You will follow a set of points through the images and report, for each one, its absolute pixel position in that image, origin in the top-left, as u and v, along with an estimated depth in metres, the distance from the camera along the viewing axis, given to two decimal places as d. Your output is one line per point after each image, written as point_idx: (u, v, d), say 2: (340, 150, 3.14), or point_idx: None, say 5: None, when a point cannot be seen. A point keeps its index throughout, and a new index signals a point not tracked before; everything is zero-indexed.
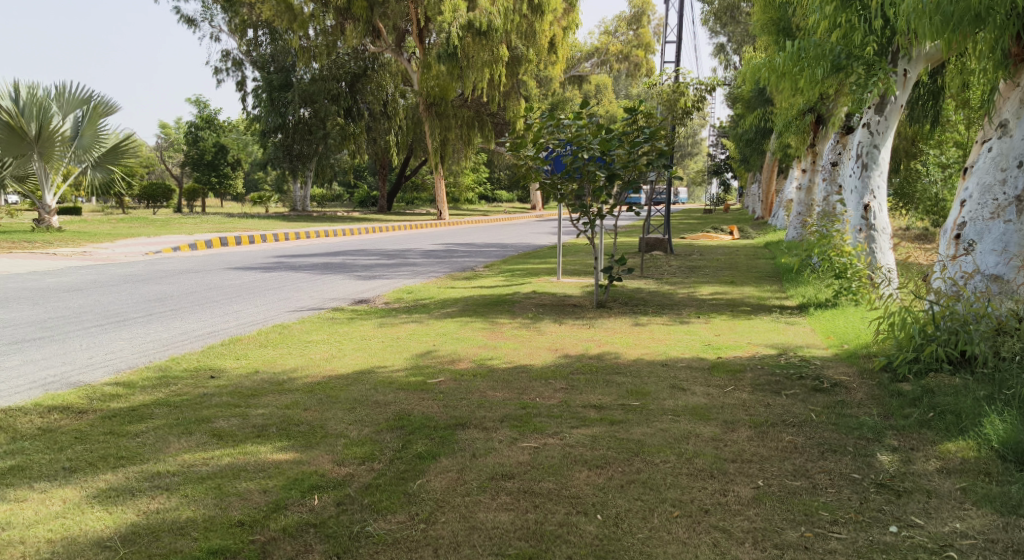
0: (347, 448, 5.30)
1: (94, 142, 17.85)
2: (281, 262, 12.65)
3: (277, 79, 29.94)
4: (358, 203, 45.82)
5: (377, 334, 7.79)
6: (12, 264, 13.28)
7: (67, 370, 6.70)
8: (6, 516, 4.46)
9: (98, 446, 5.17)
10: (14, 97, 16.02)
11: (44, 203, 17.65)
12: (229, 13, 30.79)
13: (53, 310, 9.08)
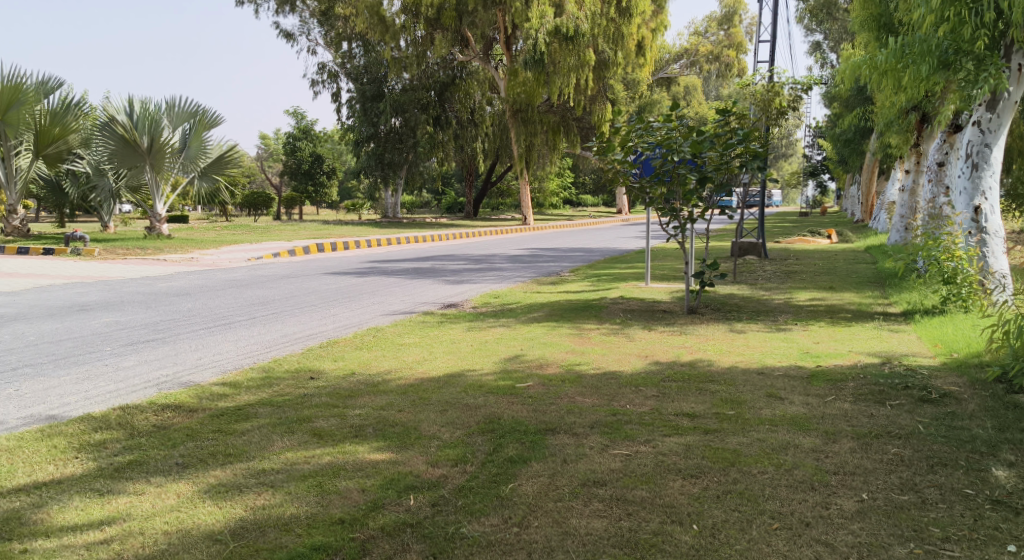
0: (440, 450, 5.37)
1: (201, 153, 18.59)
2: (374, 267, 12.89)
3: (369, 90, 30.17)
4: (445, 210, 46.49)
5: (467, 337, 7.87)
6: (124, 269, 13.88)
7: (179, 370, 6.94)
8: (127, 508, 4.64)
9: (207, 443, 5.35)
10: (130, 111, 16.82)
11: (155, 212, 18.48)
12: (325, 27, 32.37)
13: (164, 313, 9.44)
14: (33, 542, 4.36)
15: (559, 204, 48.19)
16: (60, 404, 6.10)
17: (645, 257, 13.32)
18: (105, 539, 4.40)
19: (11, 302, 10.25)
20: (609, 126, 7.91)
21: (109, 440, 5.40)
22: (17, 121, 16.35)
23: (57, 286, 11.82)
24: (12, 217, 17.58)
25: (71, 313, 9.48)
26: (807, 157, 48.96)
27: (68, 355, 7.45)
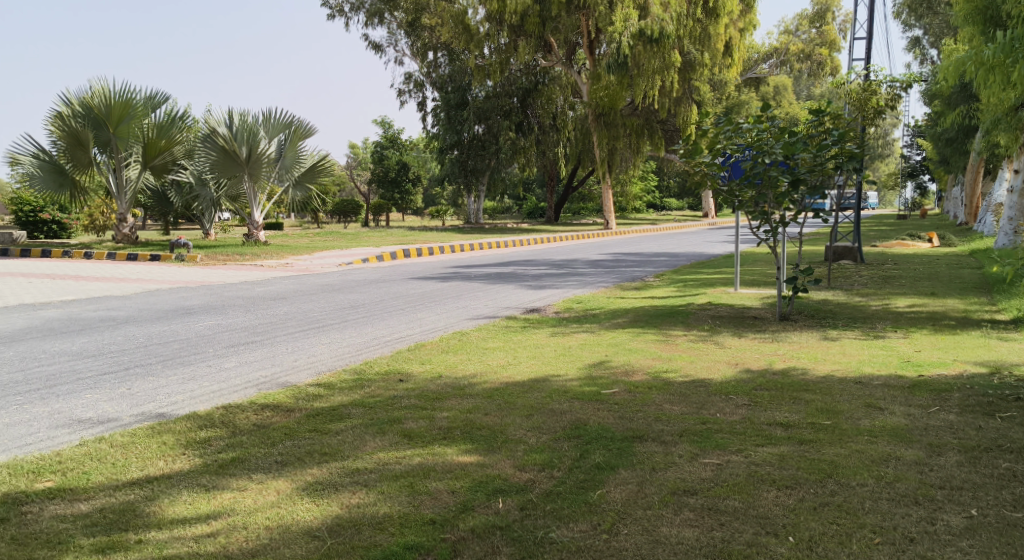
0: (527, 455, 5.37)
1: (295, 163, 19.72)
2: (458, 272, 13.01)
3: (453, 98, 30.85)
4: (528, 214, 46.80)
5: (551, 342, 7.86)
6: (223, 276, 14.36)
7: (276, 372, 7.19)
8: (230, 503, 4.74)
9: (304, 443, 5.48)
10: (230, 124, 18.22)
11: (254, 220, 20.05)
12: (412, 38, 33.06)
13: (261, 317, 9.75)
14: (145, 532, 4.49)
15: (643, 208, 48.00)
16: (169, 402, 6.34)
17: (734, 262, 13.10)
18: (211, 532, 4.50)
19: (120, 307, 10.74)
20: (697, 128, 7.82)
21: (212, 437, 5.56)
22: (126, 134, 18.26)
23: (161, 291, 12.33)
24: (124, 225, 19.81)
25: (174, 318, 9.87)
26: (904, 157, 47.42)
27: (173, 356, 7.77)
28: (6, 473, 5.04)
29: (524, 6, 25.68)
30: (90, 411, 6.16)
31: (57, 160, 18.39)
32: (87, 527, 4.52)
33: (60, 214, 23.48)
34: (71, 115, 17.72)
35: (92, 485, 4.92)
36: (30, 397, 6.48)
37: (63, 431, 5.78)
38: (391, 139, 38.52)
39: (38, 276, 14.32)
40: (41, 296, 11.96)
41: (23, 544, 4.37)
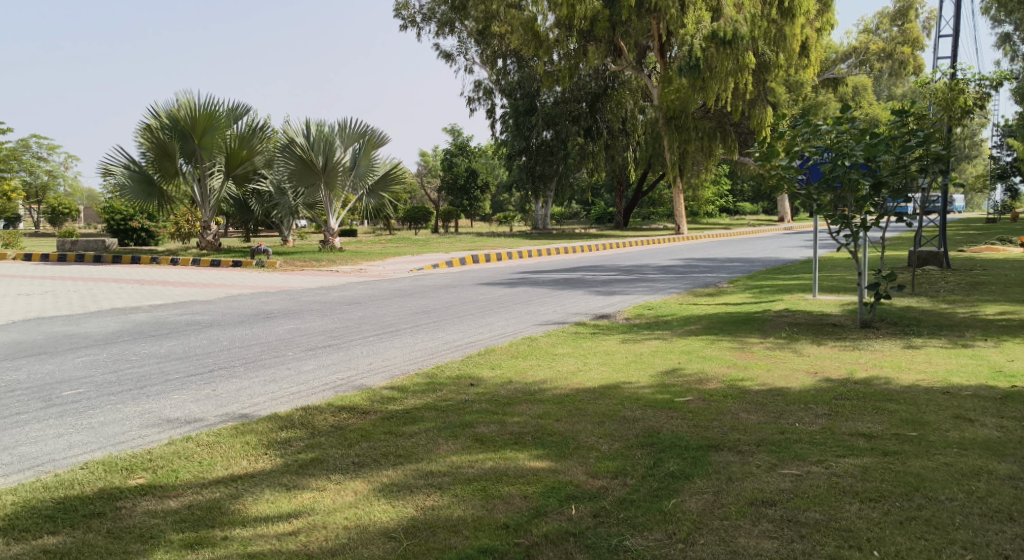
0: (599, 461, 5.30)
1: (369, 171, 20.29)
2: (526, 278, 13.01)
3: (521, 105, 30.67)
4: (597, 219, 46.83)
5: (622, 348, 7.79)
6: (300, 281, 14.63)
7: (353, 375, 7.46)
8: (309, 503, 4.80)
9: (379, 445, 5.57)
10: (307, 134, 19.12)
11: (328, 225, 20.70)
12: (483, 45, 33.39)
13: (337, 321, 9.95)
14: (230, 529, 4.56)
15: (715, 213, 47.55)
16: (251, 403, 6.65)
17: (812, 267, 12.82)
18: (292, 530, 4.54)
19: (202, 312, 11.02)
20: (774, 131, 7.70)
21: (292, 438, 5.71)
22: (211, 145, 19.08)
23: (242, 296, 12.62)
24: (208, 232, 20.53)
25: (253, 322, 10.09)
26: (993, 157, 45.95)
27: (254, 359, 8.13)
28: (99, 468, 5.23)
29: (593, 11, 25.74)
30: (178, 411, 6.48)
31: (148, 170, 19.39)
32: (175, 522, 4.61)
33: (148, 222, 24.01)
34: (158, 127, 18.66)
35: (180, 482, 5.06)
36: (123, 398, 6.83)
37: (153, 430, 6.07)
38: (460, 146, 38.79)
39: (125, 281, 14.85)
40: (130, 300, 12.34)
41: (116, 538, 4.48)
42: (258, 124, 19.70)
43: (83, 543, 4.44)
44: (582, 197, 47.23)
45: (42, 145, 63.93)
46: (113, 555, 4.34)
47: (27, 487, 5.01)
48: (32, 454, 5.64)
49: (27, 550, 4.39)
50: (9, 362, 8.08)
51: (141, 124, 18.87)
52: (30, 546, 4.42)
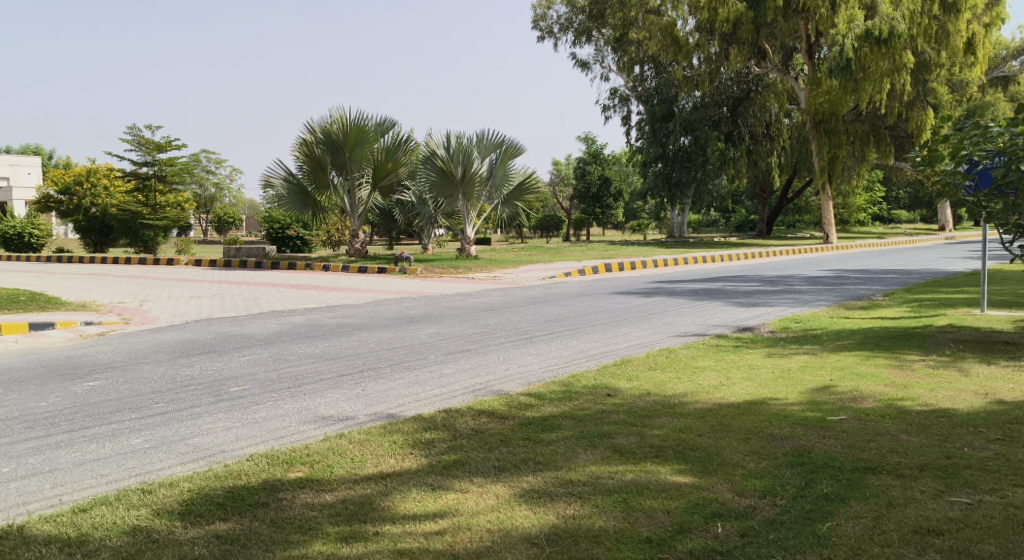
0: (746, 480, 5.05)
1: (505, 181, 20.39)
2: (663, 287, 12.73)
3: (659, 110, 30.89)
4: (737, 228, 46.01)
5: (767, 363, 7.47)
6: (439, 287, 14.81)
7: (490, 380, 7.44)
8: (453, 504, 4.81)
9: (519, 450, 5.52)
10: (448, 145, 19.47)
11: (465, 234, 20.96)
12: (620, 52, 33.01)
13: (475, 327, 9.98)
14: (381, 525, 4.59)
15: (867, 222, 45.75)
16: (397, 404, 6.77)
17: (979, 280, 12.06)
18: (439, 530, 4.54)
19: (349, 315, 11.24)
20: (939, 134, 7.28)
21: (436, 439, 5.77)
22: (360, 157, 19.82)
23: (386, 300, 12.83)
24: (356, 240, 21.16)
25: (396, 326, 10.22)
26: None
27: (399, 361, 8.26)
28: (263, 461, 5.39)
29: (737, 14, 25.23)
30: (332, 409, 6.65)
31: (302, 181, 20.30)
32: (331, 516, 4.68)
33: (303, 230, 24.83)
34: (313, 142, 19.56)
35: (335, 477, 5.16)
36: (282, 395, 7.05)
37: (309, 426, 6.24)
38: (594, 154, 38.85)
39: (281, 285, 15.41)
40: (286, 302, 12.75)
41: (278, 528, 4.56)
42: (403, 137, 20.24)
43: (249, 530, 4.53)
44: (723, 205, 46.36)
45: (206, 158, 67.65)
46: (276, 543, 4.42)
47: (200, 475, 5.18)
48: (203, 445, 5.82)
49: (199, 534, 4.49)
50: (179, 358, 8.43)
51: (298, 139, 19.85)
52: (201, 531, 4.53)
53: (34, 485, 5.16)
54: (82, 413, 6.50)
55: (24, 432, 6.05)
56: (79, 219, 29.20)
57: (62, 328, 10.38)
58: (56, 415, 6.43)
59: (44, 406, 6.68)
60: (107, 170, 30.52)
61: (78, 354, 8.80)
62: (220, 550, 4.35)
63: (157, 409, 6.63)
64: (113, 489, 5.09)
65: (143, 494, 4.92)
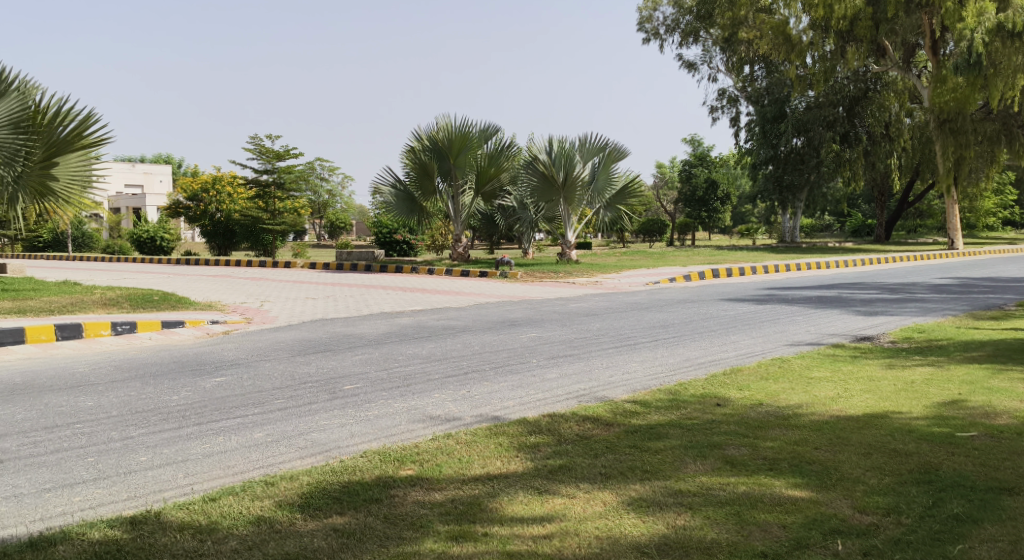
0: (868, 496, 4.82)
1: (608, 185, 20.29)
2: (775, 294, 12.35)
3: (770, 111, 30.30)
4: (854, 232, 44.62)
5: (887, 374, 7.15)
6: (540, 292, 14.76)
7: (594, 386, 7.33)
8: (561, 509, 4.73)
9: (626, 457, 5.40)
10: (550, 150, 19.44)
11: (567, 239, 20.89)
12: (727, 53, 33.18)
13: (579, 332, 9.88)
14: (490, 526, 4.54)
15: (995, 227, 43.70)
16: (501, 406, 6.72)
17: None
18: (547, 534, 4.47)
19: (454, 317, 11.28)
20: None
21: (540, 443, 5.70)
22: (464, 164, 20.02)
23: (488, 304, 12.82)
24: (459, 244, 21.32)
25: (500, 329, 10.19)
26: None
27: (503, 363, 8.23)
28: (375, 458, 5.42)
29: (854, 10, 24.41)
30: (439, 409, 6.65)
31: (409, 188, 20.57)
32: (441, 515, 4.66)
33: (410, 234, 25.21)
34: (420, 149, 19.85)
35: (443, 477, 5.14)
36: (391, 394, 7.09)
37: (418, 425, 6.24)
38: (700, 156, 38.39)
39: (388, 288, 15.60)
40: (395, 304, 12.93)
41: (391, 523, 4.56)
42: (506, 143, 20.29)
43: (364, 525, 4.55)
44: (838, 208, 45.14)
45: (322, 167, 69.55)
46: (391, 539, 4.41)
47: (317, 470, 5.23)
48: (320, 441, 5.89)
49: (318, 527, 4.53)
50: (296, 356, 8.59)
51: (406, 146, 20.20)
52: (319, 524, 4.56)
53: (168, 474, 5.29)
54: (209, 407, 6.67)
55: (157, 424, 6.22)
56: (206, 224, 30.45)
57: (191, 326, 10.71)
58: (186, 408, 6.62)
59: (176, 399, 6.88)
60: (230, 177, 31.74)
61: (205, 350, 9.07)
62: (337, 544, 4.36)
63: (276, 404, 6.75)
64: (239, 480, 5.18)
65: (266, 487, 4.99)
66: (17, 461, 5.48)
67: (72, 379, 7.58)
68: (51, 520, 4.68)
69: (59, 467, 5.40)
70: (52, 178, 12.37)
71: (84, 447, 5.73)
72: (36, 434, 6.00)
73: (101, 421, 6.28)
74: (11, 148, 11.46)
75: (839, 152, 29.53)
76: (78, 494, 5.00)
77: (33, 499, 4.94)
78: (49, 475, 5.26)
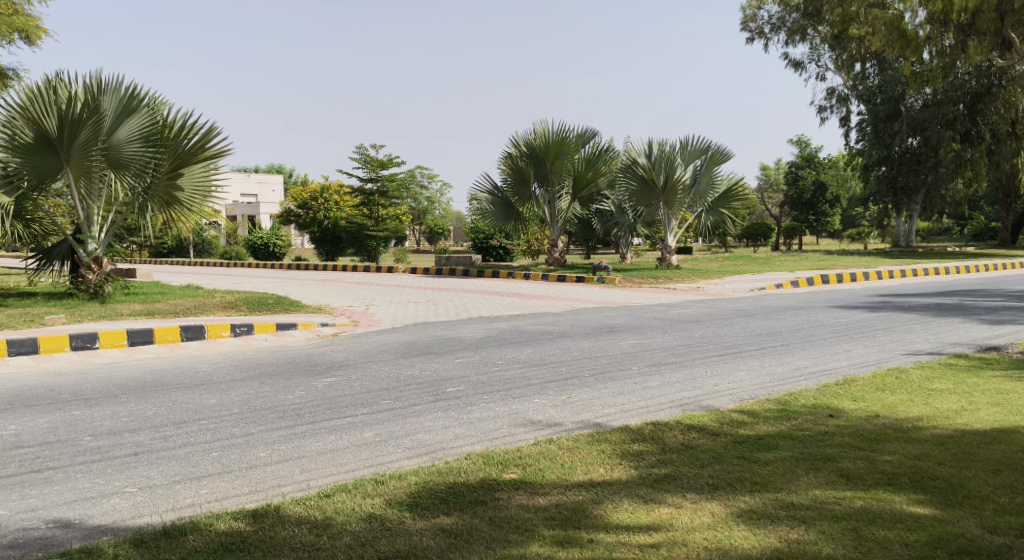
0: (998, 516, 4.57)
1: (710, 189, 19.84)
2: (890, 302, 11.90)
3: (883, 110, 29.50)
4: (976, 236, 42.74)
5: (1015, 387, 6.79)
6: (641, 297, 14.60)
7: (700, 394, 7.17)
8: (667, 519, 4.62)
9: (734, 468, 5.25)
10: (650, 154, 19.26)
11: (666, 243, 20.61)
12: (839, 50, 32.06)
13: (682, 339, 9.72)
14: (596, 533, 4.47)
15: None
16: (604, 413, 6.64)
17: None
18: (654, 543, 4.38)
19: (554, 323, 11.23)
20: None
21: (644, 452, 5.59)
22: (561, 169, 19.91)
23: (587, 309, 12.73)
24: (555, 249, 21.26)
25: (601, 335, 10.09)
26: None
27: (604, 370, 8.14)
28: (479, 460, 5.40)
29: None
30: (541, 414, 6.60)
31: (507, 194, 20.73)
32: (546, 519, 4.60)
33: (506, 240, 25.24)
34: (517, 155, 19.99)
35: (547, 481, 5.08)
36: (494, 397, 7.09)
37: (521, 430, 6.21)
38: (807, 158, 37.53)
39: (488, 293, 15.68)
40: (493, 308, 12.97)
41: (497, 526, 4.53)
42: (604, 147, 20.11)
43: (471, 526, 4.53)
44: (957, 211, 43.34)
45: (423, 174, 70.59)
46: (496, 541, 4.39)
47: (424, 470, 5.25)
48: (426, 441, 5.92)
49: (427, 527, 4.53)
50: (402, 359, 8.67)
51: (503, 152, 20.34)
52: (428, 523, 4.57)
53: (286, 470, 5.39)
54: (323, 407, 6.77)
55: (274, 421, 6.36)
56: (315, 231, 31.22)
57: (303, 328, 10.94)
58: (301, 407, 6.74)
59: (291, 398, 7.01)
60: (338, 186, 32.47)
61: (317, 351, 9.25)
62: (445, 544, 4.35)
63: (384, 405, 6.81)
64: (351, 478, 5.23)
65: (376, 485, 5.03)
66: (149, 454, 5.66)
67: (195, 378, 7.81)
68: (182, 511, 4.81)
69: (187, 460, 5.55)
70: (177, 189, 12.77)
71: (209, 442, 5.88)
72: (166, 428, 6.19)
73: (224, 418, 6.45)
74: (142, 161, 12.09)
75: (960, 152, 28.46)
76: (205, 487, 5.13)
77: (165, 490, 5.09)
78: (179, 468, 5.42)
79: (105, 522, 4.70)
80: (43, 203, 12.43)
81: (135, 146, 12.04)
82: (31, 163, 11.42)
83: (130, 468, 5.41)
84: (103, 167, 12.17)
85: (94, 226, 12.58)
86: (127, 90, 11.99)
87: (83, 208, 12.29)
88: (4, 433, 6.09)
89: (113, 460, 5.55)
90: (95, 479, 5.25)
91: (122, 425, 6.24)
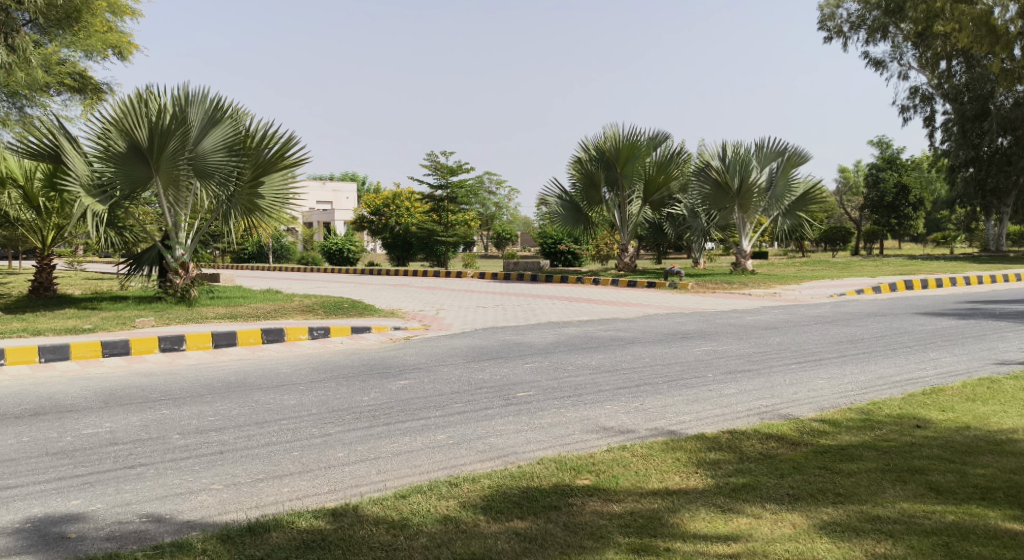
0: None
1: (786, 193, 19.59)
2: (977, 309, 11.53)
3: (970, 110, 28.43)
4: None
5: None
6: (715, 303, 14.44)
7: (778, 403, 7.03)
8: (747, 529, 4.53)
9: (816, 479, 5.11)
10: (723, 156, 19.00)
11: (741, 248, 20.30)
12: (924, 48, 31.20)
13: (758, 345, 9.55)
14: (672, 541, 4.40)
15: None
16: (678, 420, 6.55)
17: None
18: (733, 553, 4.31)
19: (626, 328, 11.12)
20: None
21: (722, 460, 5.49)
22: (632, 173, 19.74)
23: (660, 315, 12.60)
24: (626, 254, 21.13)
25: (674, 342, 9.96)
26: None
27: (677, 377, 8.02)
28: (552, 465, 5.36)
29: None
30: (613, 420, 6.55)
31: (577, 199, 20.68)
32: (621, 527, 4.55)
33: (575, 244, 25.14)
34: (587, 159, 19.94)
35: (621, 488, 5.03)
36: (565, 403, 7.04)
37: (593, 435, 6.16)
38: (888, 159, 36.71)
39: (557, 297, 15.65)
40: (564, 314, 12.93)
41: (572, 532, 4.49)
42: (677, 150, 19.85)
43: (545, 531, 4.50)
44: None
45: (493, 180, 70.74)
46: (573, 547, 4.35)
47: (498, 474, 5.23)
48: (499, 445, 5.90)
49: (500, 530, 4.52)
50: (473, 363, 8.70)
51: (574, 157, 20.30)
52: (502, 526, 4.55)
53: (363, 470, 5.43)
54: (397, 409, 6.80)
55: (351, 422, 6.42)
56: (387, 237, 31.48)
57: (377, 332, 11.05)
58: (377, 409, 6.79)
59: (366, 400, 7.07)
60: (410, 193, 32.73)
61: (391, 355, 9.32)
62: (520, 548, 4.34)
63: (456, 408, 6.81)
64: (426, 479, 5.26)
65: (451, 487, 5.03)
66: (233, 452, 5.75)
67: (276, 379, 7.93)
68: (266, 508, 4.88)
69: (269, 459, 5.63)
70: (259, 197, 13.02)
71: (290, 442, 5.95)
72: (249, 428, 6.28)
73: (303, 418, 6.53)
74: (226, 170, 12.29)
75: None
76: (286, 485, 5.19)
77: (249, 487, 5.17)
78: (261, 466, 5.49)
79: (194, 518, 4.79)
80: (134, 211, 12.67)
81: (219, 156, 12.25)
82: (123, 172, 11.73)
83: (215, 466, 5.50)
84: (190, 175, 12.46)
85: (181, 232, 12.89)
86: (213, 100, 12.16)
87: (171, 216, 12.62)
88: (97, 430, 6.25)
89: (201, 458, 5.65)
90: (184, 475, 5.35)
91: (208, 425, 6.35)
